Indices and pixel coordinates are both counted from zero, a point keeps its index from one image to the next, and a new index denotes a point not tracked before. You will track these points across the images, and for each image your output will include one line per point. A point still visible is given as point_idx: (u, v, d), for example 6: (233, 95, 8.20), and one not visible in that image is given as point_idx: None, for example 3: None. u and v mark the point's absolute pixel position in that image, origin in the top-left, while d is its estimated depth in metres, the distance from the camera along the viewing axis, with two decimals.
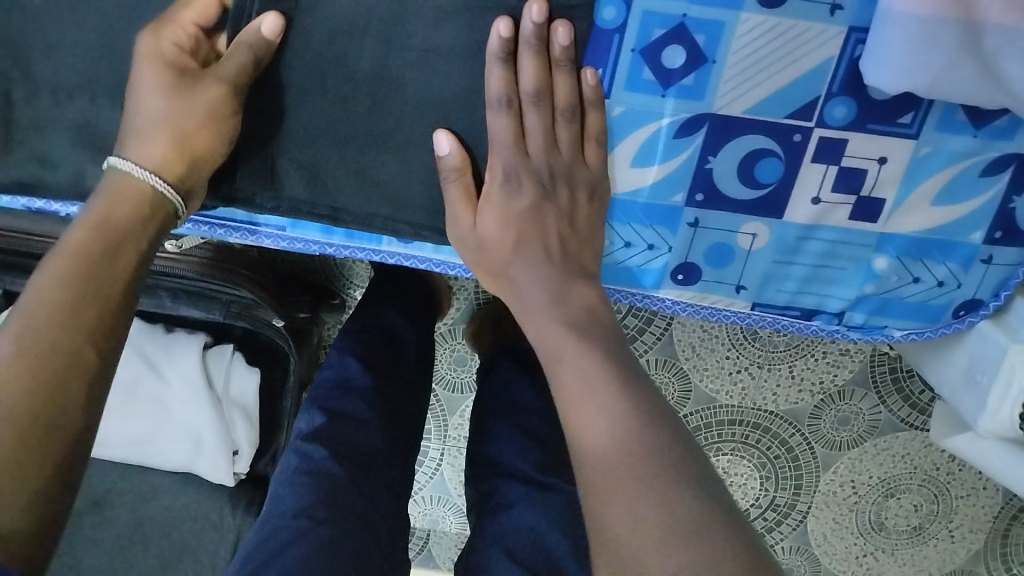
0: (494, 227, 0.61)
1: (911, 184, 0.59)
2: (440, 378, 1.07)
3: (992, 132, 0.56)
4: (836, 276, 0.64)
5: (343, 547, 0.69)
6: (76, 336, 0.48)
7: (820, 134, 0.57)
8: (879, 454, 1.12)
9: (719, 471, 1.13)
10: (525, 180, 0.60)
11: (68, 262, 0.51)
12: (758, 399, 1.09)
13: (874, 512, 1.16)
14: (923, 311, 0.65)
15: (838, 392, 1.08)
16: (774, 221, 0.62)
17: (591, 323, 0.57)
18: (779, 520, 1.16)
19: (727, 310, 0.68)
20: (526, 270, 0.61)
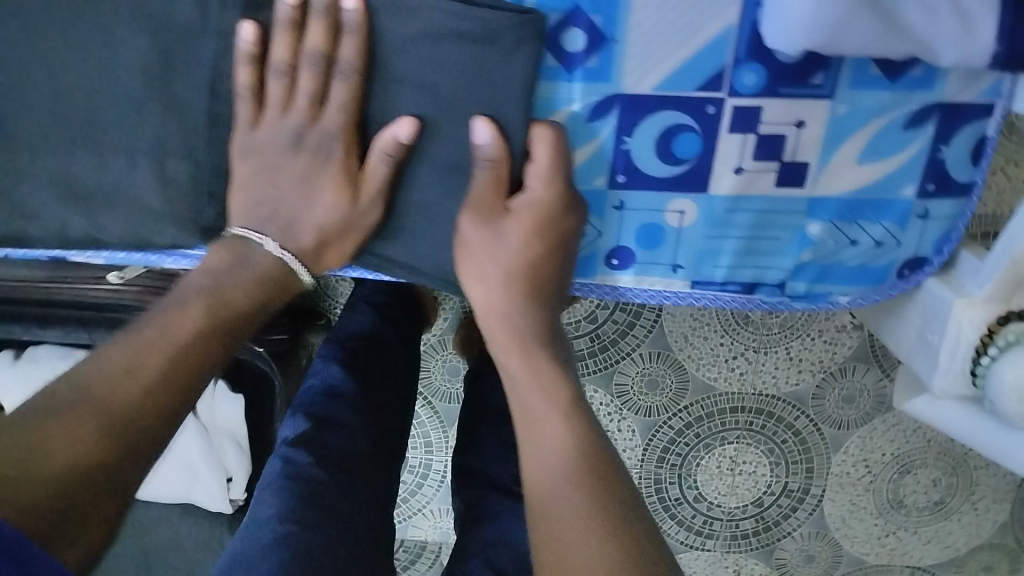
0: (520, 237, 0.63)
1: (833, 147, 0.59)
2: (437, 390, 1.07)
3: (910, 83, 0.56)
4: (772, 247, 0.64)
5: (333, 551, 0.68)
6: (194, 373, 0.54)
7: (733, 103, 0.58)
8: (890, 429, 1.09)
9: (727, 460, 1.11)
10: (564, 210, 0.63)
11: (203, 311, 0.57)
12: (758, 383, 1.07)
13: (892, 490, 1.13)
14: (865, 274, 0.66)
15: (839, 369, 1.05)
16: (702, 197, 0.62)
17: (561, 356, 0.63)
18: (794, 506, 1.14)
19: (669, 291, 0.68)
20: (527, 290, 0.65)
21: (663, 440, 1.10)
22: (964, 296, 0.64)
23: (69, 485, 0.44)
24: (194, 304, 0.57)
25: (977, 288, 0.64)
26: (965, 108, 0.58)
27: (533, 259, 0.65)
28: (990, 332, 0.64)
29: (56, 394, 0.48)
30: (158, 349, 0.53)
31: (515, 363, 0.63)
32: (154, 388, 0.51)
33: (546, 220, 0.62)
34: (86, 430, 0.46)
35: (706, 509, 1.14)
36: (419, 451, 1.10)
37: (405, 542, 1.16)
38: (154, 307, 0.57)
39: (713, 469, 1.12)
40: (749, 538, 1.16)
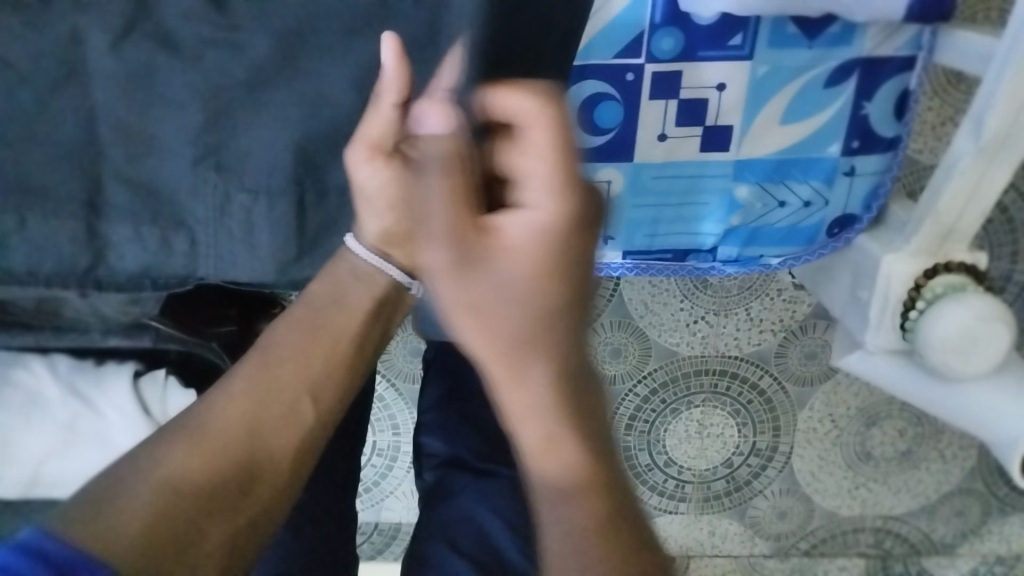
0: (521, 266, 0.41)
1: (753, 110, 0.61)
2: (397, 372, 1.06)
3: (829, 40, 0.59)
4: (700, 211, 0.65)
5: None
6: (296, 388, 0.55)
7: (653, 68, 0.59)
8: (853, 384, 1.09)
9: (694, 424, 1.12)
10: (570, 227, 0.42)
11: (291, 326, 0.57)
12: (720, 345, 1.07)
13: (859, 444, 1.14)
14: (796, 235, 0.66)
15: (800, 327, 1.05)
16: (628, 165, 0.63)
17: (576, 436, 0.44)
18: (763, 465, 1.15)
19: (601, 262, 0.67)
20: (537, 364, 0.42)
21: (629, 407, 1.10)
22: (891, 251, 0.65)
23: (169, 504, 0.46)
24: (293, 312, 0.58)
25: (903, 243, 0.65)
26: (884, 62, 0.59)
27: (548, 310, 0.42)
28: (917, 286, 0.65)
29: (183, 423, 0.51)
30: (278, 393, 0.54)
31: (539, 458, 0.43)
32: (251, 412, 0.52)
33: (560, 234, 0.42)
34: (180, 451, 0.48)
35: (677, 473, 1.15)
36: (386, 435, 1.09)
37: (379, 525, 1.16)
38: (277, 326, 0.58)
39: (682, 433, 1.13)
40: (721, 500, 1.17)
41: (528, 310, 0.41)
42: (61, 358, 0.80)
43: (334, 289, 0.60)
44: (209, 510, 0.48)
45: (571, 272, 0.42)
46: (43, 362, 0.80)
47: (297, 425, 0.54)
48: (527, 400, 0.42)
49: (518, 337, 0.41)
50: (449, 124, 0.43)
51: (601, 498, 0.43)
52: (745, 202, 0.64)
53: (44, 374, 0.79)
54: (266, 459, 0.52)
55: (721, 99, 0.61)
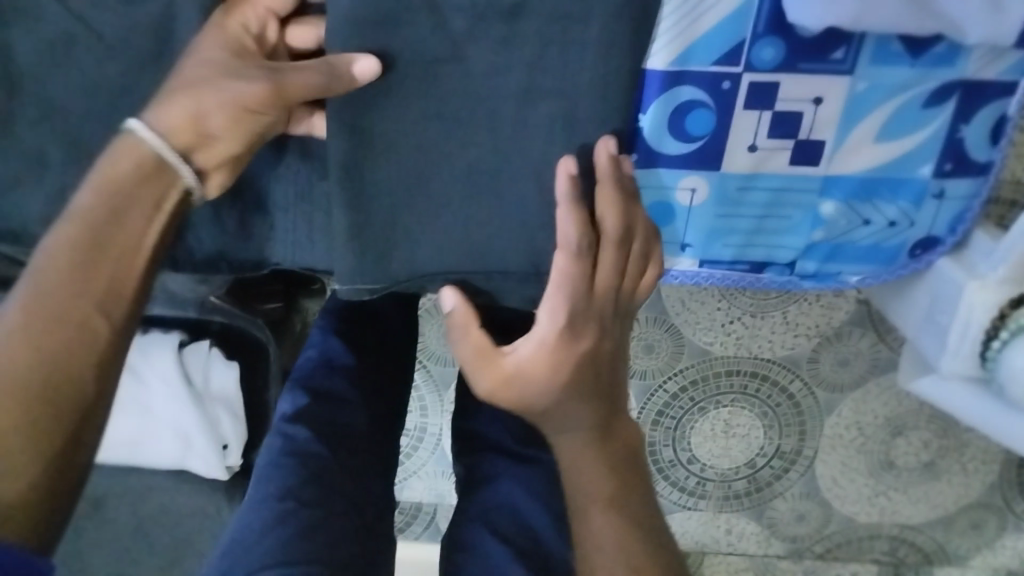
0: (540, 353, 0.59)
1: (849, 124, 0.58)
2: (430, 353, 1.06)
3: (932, 59, 0.56)
4: (784, 226, 0.64)
5: (328, 524, 0.66)
6: (84, 304, 0.52)
7: (750, 78, 0.57)
8: (883, 393, 1.09)
9: (721, 424, 1.12)
10: (585, 324, 0.59)
11: (74, 229, 0.53)
12: (753, 347, 1.06)
13: (882, 452, 1.14)
14: (877, 253, 0.65)
15: (835, 334, 1.04)
16: (713, 174, 0.61)
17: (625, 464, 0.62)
18: (786, 467, 1.15)
19: (676, 270, 0.67)
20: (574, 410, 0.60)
21: (658, 403, 1.10)
22: (977, 278, 0.64)
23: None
24: (83, 191, 0.55)
25: (990, 271, 0.63)
26: (986, 85, 0.57)
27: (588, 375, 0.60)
28: (1001, 315, 0.64)
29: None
30: (63, 318, 0.51)
31: (555, 432, 0.61)
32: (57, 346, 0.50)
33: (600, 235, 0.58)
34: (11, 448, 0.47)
35: (699, 471, 1.15)
36: (413, 415, 1.10)
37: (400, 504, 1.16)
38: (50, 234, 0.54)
39: (707, 432, 1.13)
40: (741, 499, 1.18)
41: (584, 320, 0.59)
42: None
43: (131, 167, 0.55)
44: None
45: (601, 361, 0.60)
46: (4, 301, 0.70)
47: (64, 336, 0.51)
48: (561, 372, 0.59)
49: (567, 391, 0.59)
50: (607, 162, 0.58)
51: (593, 442, 0.61)
52: (830, 219, 0.63)
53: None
54: (68, 380, 0.50)
55: (818, 113, 0.58)
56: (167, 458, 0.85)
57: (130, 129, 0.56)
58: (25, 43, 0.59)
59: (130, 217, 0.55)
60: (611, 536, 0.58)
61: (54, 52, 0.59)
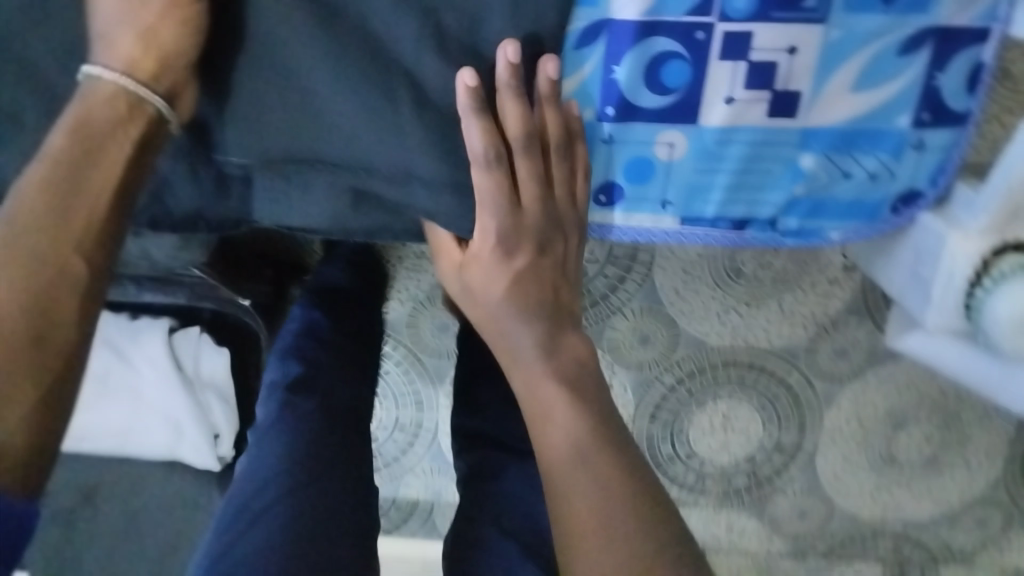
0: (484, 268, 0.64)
1: (826, 74, 0.58)
2: (424, 347, 1.07)
3: (905, 7, 0.56)
4: (764, 180, 0.63)
5: (323, 496, 0.66)
6: (60, 250, 0.49)
7: (724, 29, 0.57)
8: (882, 384, 1.09)
9: (719, 417, 1.11)
10: (519, 241, 0.62)
11: (46, 170, 0.51)
12: (750, 337, 1.07)
13: (884, 446, 1.12)
14: (859, 209, 0.65)
15: (832, 323, 1.05)
16: (690, 128, 0.61)
17: (580, 376, 0.61)
18: (786, 461, 1.13)
19: (657, 228, 0.67)
20: (517, 322, 0.63)
21: (655, 396, 1.09)
22: (959, 230, 0.65)
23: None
24: (56, 129, 0.53)
25: (972, 222, 0.65)
26: (961, 32, 0.58)
27: (525, 288, 0.63)
28: (984, 264, 0.66)
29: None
30: (39, 265, 0.49)
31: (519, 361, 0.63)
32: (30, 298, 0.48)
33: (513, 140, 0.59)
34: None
35: (698, 465, 1.14)
36: (408, 410, 1.10)
37: (396, 501, 1.15)
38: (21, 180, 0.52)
39: (706, 426, 1.11)
40: (742, 494, 1.16)
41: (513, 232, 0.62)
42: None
43: (103, 109, 0.54)
44: None
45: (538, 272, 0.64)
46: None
47: (40, 278, 0.48)
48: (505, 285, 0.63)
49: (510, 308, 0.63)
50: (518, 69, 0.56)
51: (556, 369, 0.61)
52: (809, 173, 0.63)
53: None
54: (47, 327, 0.48)
55: (793, 63, 0.58)
56: (156, 446, 0.83)
57: (87, 75, 0.55)
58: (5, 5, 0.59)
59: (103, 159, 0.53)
60: (568, 449, 0.56)
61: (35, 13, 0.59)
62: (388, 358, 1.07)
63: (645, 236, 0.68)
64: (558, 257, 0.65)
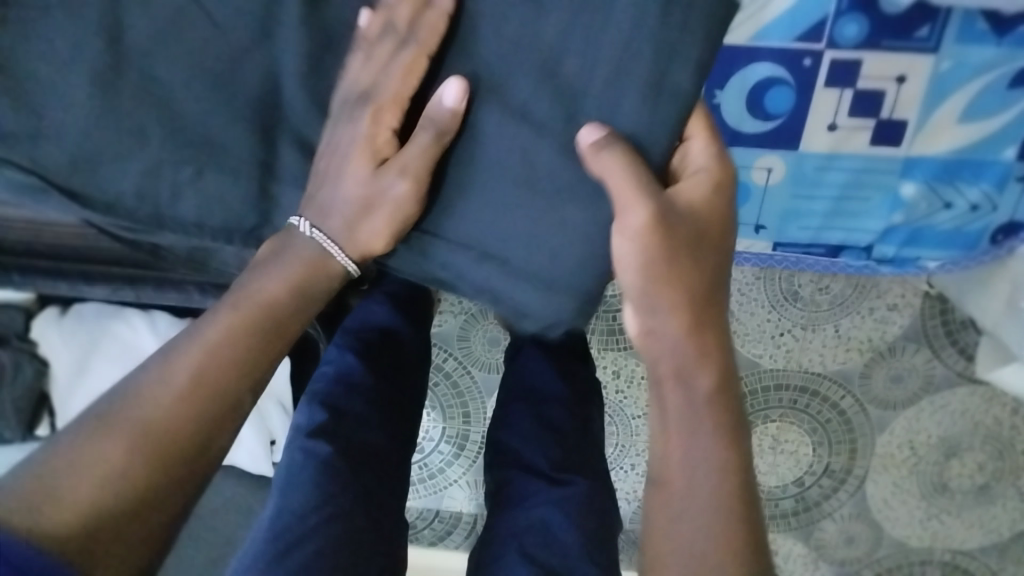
0: (659, 248, 0.52)
1: (933, 104, 0.66)
2: (474, 360, 1.07)
3: (1014, 40, 0.61)
4: (864, 206, 0.73)
5: (347, 542, 0.71)
6: (238, 388, 0.51)
7: (832, 55, 0.64)
8: (937, 411, 1.08)
9: (769, 439, 1.10)
10: (709, 222, 0.55)
11: (241, 308, 0.54)
12: (804, 361, 1.06)
13: (935, 473, 1.11)
14: (959, 236, 0.74)
15: (889, 349, 1.05)
16: (789, 153, 0.70)
17: (710, 403, 0.52)
18: (835, 487, 1.12)
19: (755, 249, 0.78)
20: (645, 299, 0.53)
21: None
22: None
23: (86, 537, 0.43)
24: (274, 272, 0.57)
25: None
26: None
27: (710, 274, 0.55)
28: None
29: (103, 413, 0.48)
30: (218, 395, 0.50)
31: (681, 517, 0.50)
32: (190, 405, 0.49)
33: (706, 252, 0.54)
34: (115, 450, 0.46)
35: None
36: (455, 422, 1.09)
37: (440, 512, 1.14)
38: (217, 303, 0.55)
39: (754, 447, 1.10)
40: (788, 518, 1.14)
41: (706, 322, 0.53)
42: (88, 304, 0.85)
43: (304, 274, 0.57)
44: (120, 513, 0.45)
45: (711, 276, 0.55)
46: (57, 312, 0.85)
47: (212, 406, 0.50)
48: (688, 382, 0.52)
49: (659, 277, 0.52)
50: (695, 181, 0.55)
51: (698, 383, 0.52)
52: (910, 201, 0.72)
53: (60, 339, 0.84)
54: (202, 457, 0.49)
55: (901, 90, 0.65)
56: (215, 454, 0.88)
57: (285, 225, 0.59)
58: (117, 19, 0.57)
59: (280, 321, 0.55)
60: (714, 482, 0.50)
61: (170, 29, 0.57)
62: (438, 369, 1.07)
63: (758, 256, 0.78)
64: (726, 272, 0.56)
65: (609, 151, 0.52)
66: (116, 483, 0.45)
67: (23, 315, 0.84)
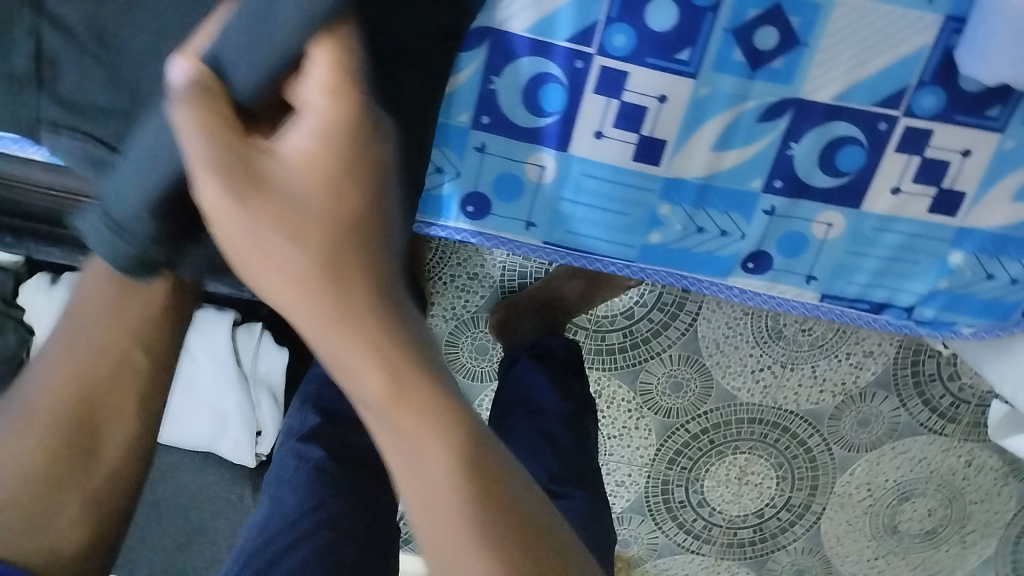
0: (220, 195, 0.38)
1: (991, 181, 0.64)
2: (459, 367, 1.06)
3: (979, 120, 0.62)
4: (912, 270, 0.71)
5: (342, 544, 0.69)
6: (125, 341, 0.50)
7: (907, 123, 0.62)
8: (896, 457, 1.12)
9: (736, 469, 1.12)
10: (320, 157, 0.39)
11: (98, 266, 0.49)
12: (779, 398, 1.09)
13: (888, 516, 1.15)
14: (993, 309, 0.72)
15: (858, 394, 1.08)
16: (853, 212, 0.67)
17: (418, 373, 0.40)
18: (793, 520, 1.16)
19: (799, 300, 0.73)
20: (288, 276, 0.38)
21: (677, 442, 1.10)
22: None
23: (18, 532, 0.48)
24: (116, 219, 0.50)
25: None
26: None
27: (337, 211, 0.39)
28: None
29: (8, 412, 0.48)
30: (105, 351, 0.49)
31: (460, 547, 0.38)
32: (78, 378, 0.49)
33: (354, 200, 0.40)
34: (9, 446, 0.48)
35: (708, 514, 1.15)
36: None
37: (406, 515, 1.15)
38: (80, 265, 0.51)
39: (721, 476, 1.13)
40: (745, 547, 1.17)
41: (350, 291, 0.38)
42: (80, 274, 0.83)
43: None
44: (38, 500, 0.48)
45: (368, 219, 0.40)
46: (46, 279, 0.83)
47: (103, 370, 0.49)
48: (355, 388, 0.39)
49: (310, 244, 0.38)
50: (308, 135, 0.40)
51: (384, 356, 0.39)
52: (957, 269, 0.70)
53: (46, 307, 0.83)
54: (109, 421, 0.50)
55: (963, 164, 0.64)
56: (188, 437, 0.84)
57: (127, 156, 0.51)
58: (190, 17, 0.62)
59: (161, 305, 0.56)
60: (444, 482, 0.39)
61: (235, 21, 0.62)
62: None
63: (786, 308, 0.74)
64: (377, 211, 0.41)
65: (182, 107, 0.39)
66: (42, 462, 0.48)
67: (12, 278, 0.85)
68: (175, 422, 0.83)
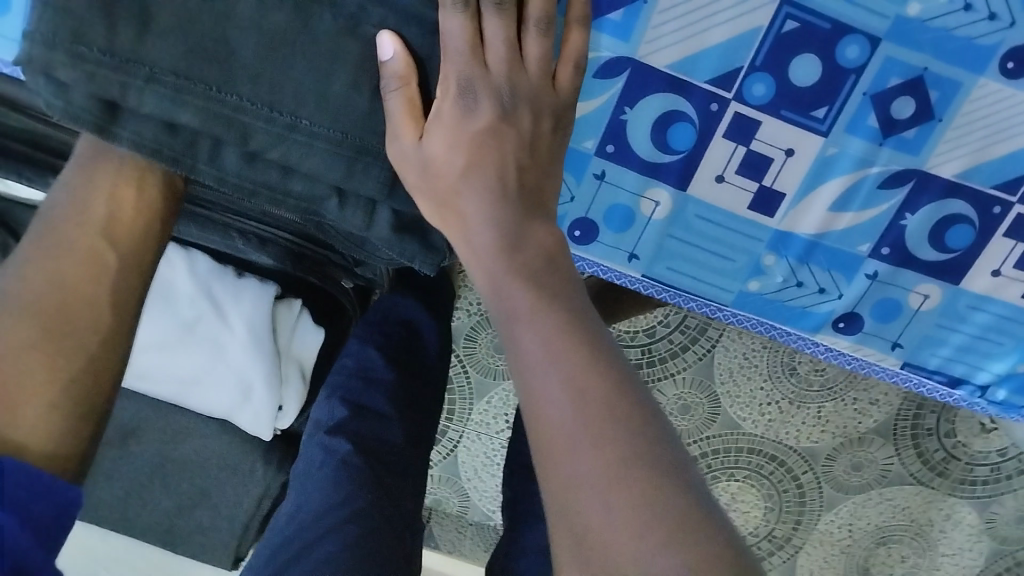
0: (441, 151, 0.53)
1: None
2: (475, 362, 1.05)
3: None
4: (994, 351, 0.70)
5: (370, 539, 0.66)
6: (88, 235, 0.53)
7: (1020, 211, 0.61)
8: (881, 502, 1.14)
9: (727, 495, 1.14)
10: (479, 96, 0.53)
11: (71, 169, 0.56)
12: (781, 433, 1.11)
13: (862, 558, 1.18)
14: None
15: (858, 438, 1.10)
16: (950, 286, 0.66)
17: (546, 270, 0.49)
18: (772, 551, 1.18)
19: (878, 364, 0.74)
20: (476, 199, 0.53)
21: None
22: None
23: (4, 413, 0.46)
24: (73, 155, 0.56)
25: None
26: None
27: (491, 155, 0.53)
28: None
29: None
30: (71, 247, 0.52)
31: (557, 429, 0.42)
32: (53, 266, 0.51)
33: (519, 141, 0.54)
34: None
35: None
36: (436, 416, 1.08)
37: None
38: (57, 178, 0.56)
39: None
40: None
41: (498, 208, 0.52)
42: None
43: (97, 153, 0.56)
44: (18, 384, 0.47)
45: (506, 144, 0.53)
46: None
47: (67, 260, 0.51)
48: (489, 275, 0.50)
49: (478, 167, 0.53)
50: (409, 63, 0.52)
51: (516, 258, 0.49)
52: None
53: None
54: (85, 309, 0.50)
55: None
56: (208, 401, 0.78)
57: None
58: None
59: (122, 221, 0.54)
60: (541, 340, 0.44)
61: None
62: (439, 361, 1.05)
63: (861, 368, 0.76)
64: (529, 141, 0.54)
65: (395, 95, 0.53)
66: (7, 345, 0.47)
67: None
68: (197, 385, 0.78)
